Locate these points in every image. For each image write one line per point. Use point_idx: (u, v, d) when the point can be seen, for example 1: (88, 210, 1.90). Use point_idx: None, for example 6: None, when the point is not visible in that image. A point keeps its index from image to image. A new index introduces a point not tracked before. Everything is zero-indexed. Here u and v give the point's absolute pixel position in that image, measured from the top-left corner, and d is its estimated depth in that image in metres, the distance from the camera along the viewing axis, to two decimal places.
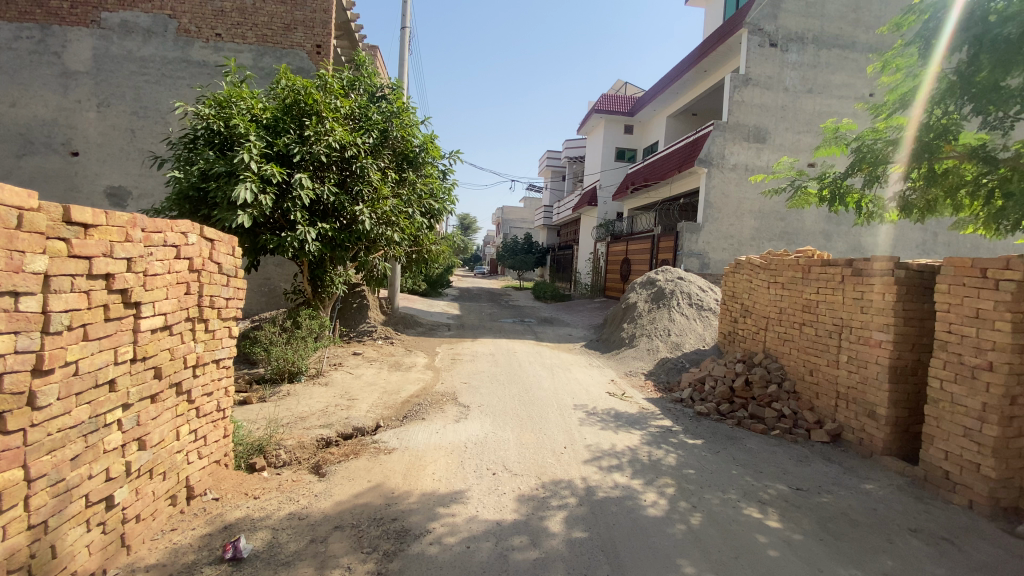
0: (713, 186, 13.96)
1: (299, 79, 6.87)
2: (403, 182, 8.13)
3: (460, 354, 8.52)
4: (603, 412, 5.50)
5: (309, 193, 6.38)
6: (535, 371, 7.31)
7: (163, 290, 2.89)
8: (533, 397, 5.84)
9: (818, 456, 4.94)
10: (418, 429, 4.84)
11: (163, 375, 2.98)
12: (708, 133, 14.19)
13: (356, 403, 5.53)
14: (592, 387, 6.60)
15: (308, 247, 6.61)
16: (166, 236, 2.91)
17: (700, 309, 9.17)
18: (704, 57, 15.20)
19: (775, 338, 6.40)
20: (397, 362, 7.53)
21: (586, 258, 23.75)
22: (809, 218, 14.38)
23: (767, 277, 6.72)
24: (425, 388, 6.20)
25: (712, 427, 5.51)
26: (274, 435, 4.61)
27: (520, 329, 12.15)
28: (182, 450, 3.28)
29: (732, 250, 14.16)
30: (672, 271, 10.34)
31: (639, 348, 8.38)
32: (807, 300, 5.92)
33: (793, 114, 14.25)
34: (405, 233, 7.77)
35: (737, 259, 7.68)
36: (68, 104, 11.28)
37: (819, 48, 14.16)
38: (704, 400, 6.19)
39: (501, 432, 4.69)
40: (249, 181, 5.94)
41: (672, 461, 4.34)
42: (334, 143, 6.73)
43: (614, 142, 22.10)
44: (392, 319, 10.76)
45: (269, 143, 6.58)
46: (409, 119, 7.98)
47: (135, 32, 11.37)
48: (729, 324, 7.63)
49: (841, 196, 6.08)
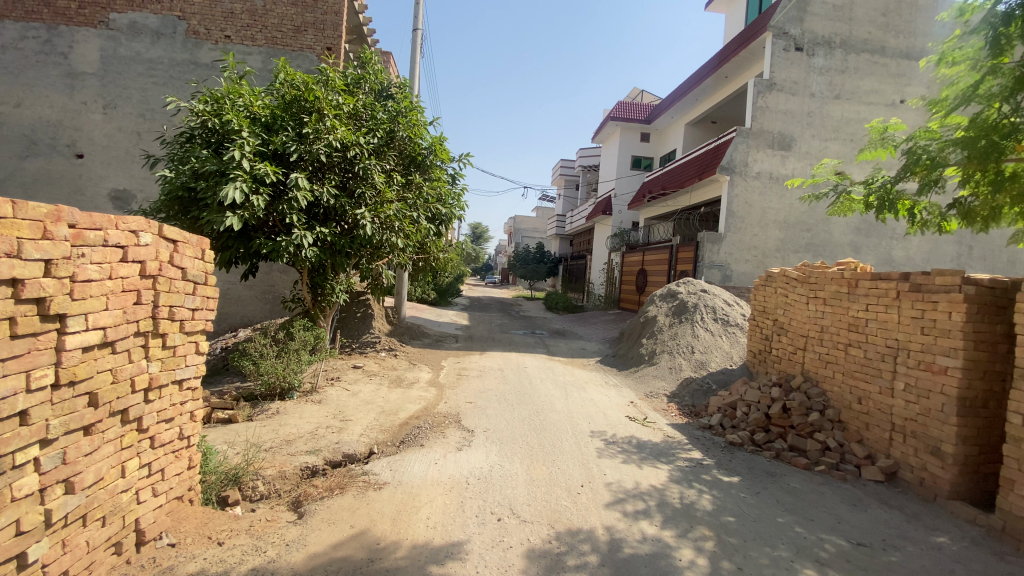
0: (736, 195, 13.35)
1: (299, 73, 6.44)
2: (409, 185, 7.64)
3: (467, 368, 7.95)
4: (624, 441, 4.89)
5: (305, 194, 5.90)
6: (546, 390, 6.73)
7: (98, 300, 2.39)
8: (545, 421, 5.27)
9: (873, 500, 4.28)
10: (415, 458, 4.28)
11: (101, 403, 2.47)
12: (730, 139, 13.60)
13: (349, 426, 4.98)
14: (610, 410, 5.99)
15: (304, 252, 6.13)
16: (106, 235, 2.43)
17: (726, 324, 8.51)
18: (725, 62, 14.64)
19: (816, 359, 5.75)
20: (399, 377, 6.98)
21: (600, 269, 23.12)
22: (837, 229, 13.66)
23: (805, 291, 6.08)
24: (427, 407, 5.64)
25: (746, 460, 4.88)
26: (253, 462, 4.08)
27: (531, 341, 11.55)
28: (129, 488, 2.76)
29: (756, 262, 13.48)
30: (695, 283, 9.70)
31: (660, 366, 7.77)
32: (854, 318, 5.27)
33: (820, 121, 13.60)
34: (410, 238, 7.27)
35: (769, 271, 7.07)
36: (74, 106, 11.07)
37: (847, 52, 13.52)
38: (737, 428, 5.55)
39: (508, 464, 4.12)
40: (240, 180, 5.49)
41: (707, 505, 3.72)
42: (334, 141, 6.26)
43: (629, 150, 21.58)
44: (397, 330, 10.23)
45: (265, 141, 6.14)
46: (417, 119, 7.54)
47: (143, 33, 11.17)
48: (762, 341, 6.98)
49: (891, 203, 5.44)
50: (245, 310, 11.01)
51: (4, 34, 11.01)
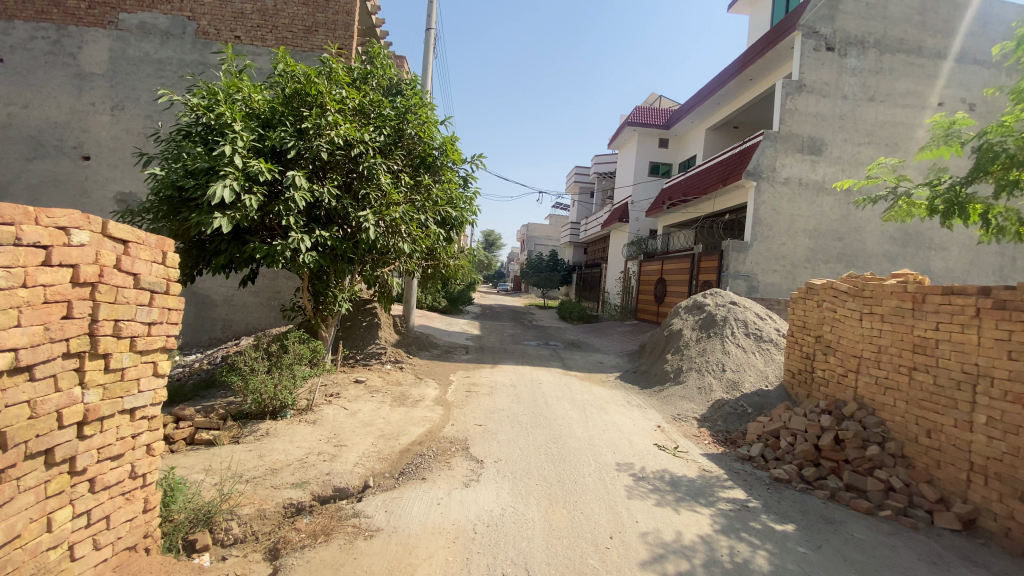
0: (763, 202, 12.67)
1: (301, 64, 5.96)
2: (418, 186, 7.14)
3: (477, 384, 7.37)
4: (655, 478, 4.28)
5: (303, 194, 5.42)
6: (564, 410, 6.13)
7: (5, 314, 1.89)
8: (564, 450, 4.67)
9: (956, 556, 3.62)
10: (415, 495, 3.71)
11: (13, 445, 1.96)
12: (757, 143, 12.93)
13: (343, 452, 4.42)
14: (636, 436, 5.37)
15: (301, 257, 5.63)
16: (19, 232, 1.95)
17: (759, 340, 7.82)
18: (751, 64, 14.01)
19: (869, 384, 5.09)
20: (403, 394, 6.39)
21: (615, 278, 22.48)
22: (871, 238, 12.88)
23: (858, 307, 5.40)
24: (432, 431, 5.06)
25: (797, 501, 4.22)
26: (229, 497, 3.55)
27: (545, 354, 10.93)
28: (59, 545, 2.23)
29: (784, 273, 12.76)
30: (723, 294, 9.03)
31: (688, 386, 7.11)
32: (921, 339, 4.59)
33: (853, 124, 12.86)
34: (418, 244, 6.75)
35: (812, 282, 6.43)
36: (81, 107, 10.83)
37: (882, 52, 12.79)
38: (781, 461, 4.91)
39: (522, 507, 3.54)
40: (230, 177, 5.00)
41: (764, 566, 3.11)
42: (337, 137, 5.77)
43: (647, 155, 20.99)
44: (405, 340, 9.71)
45: (261, 137, 5.66)
46: (427, 117, 7.05)
47: (153, 34, 10.92)
48: (803, 360, 6.33)
49: (960, 207, 4.81)
50: (251, 317, 10.71)
51: (13, 35, 10.83)
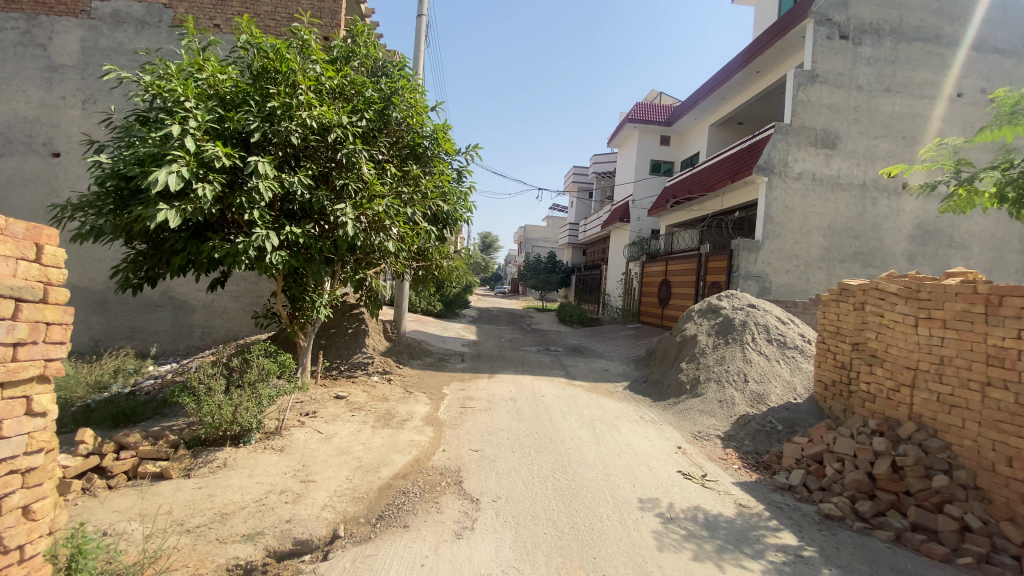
0: (775, 198, 11.99)
1: (269, 37, 5.17)
2: (406, 178, 6.40)
3: (472, 398, 6.63)
4: (688, 520, 3.55)
5: (269, 183, 4.67)
6: (571, 430, 5.36)
7: None
8: (574, 483, 3.94)
9: None
10: (394, 552, 2.96)
11: None
12: (767, 136, 12.26)
13: (310, 491, 3.68)
14: (656, 462, 4.65)
15: (269, 258, 4.89)
16: None
17: (782, 347, 7.09)
18: (758, 55, 13.34)
19: (927, 402, 4.39)
20: (388, 412, 5.64)
21: (616, 280, 21.73)
22: (887, 235, 12.22)
23: (912, 311, 4.69)
24: (419, 459, 4.32)
25: (860, 548, 3.52)
26: (157, 559, 2.82)
27: (546, 361, 10.18)
28: None
29: (797, 273, 12.08)
30: (740, 296, 8.30)
31: (708, 399, 6.38)
32: (997, 351, 3.89)
33: (868, 116, 12.19)
34: (405, 242, 6.03)
35: (847, 283, 5.77)
36: (51, 101, 10.07)
37: (897, 41, 12.16)
38: (828, 492, 4.23)
39: (528, 570, 2.81)
40: (180, 162, 4.24)
41: None
42: (309, 120, 5.02)
43: (649, 153, 20.36)
44: (394, 348, 8.94)
45: (221, 118, 4.89)
46: (417, 100, 6.31)
47: (127, 23, 10.18)
48: (838, 371, 5.66)
49: None
50: (231, 324, 9.98)
51: None
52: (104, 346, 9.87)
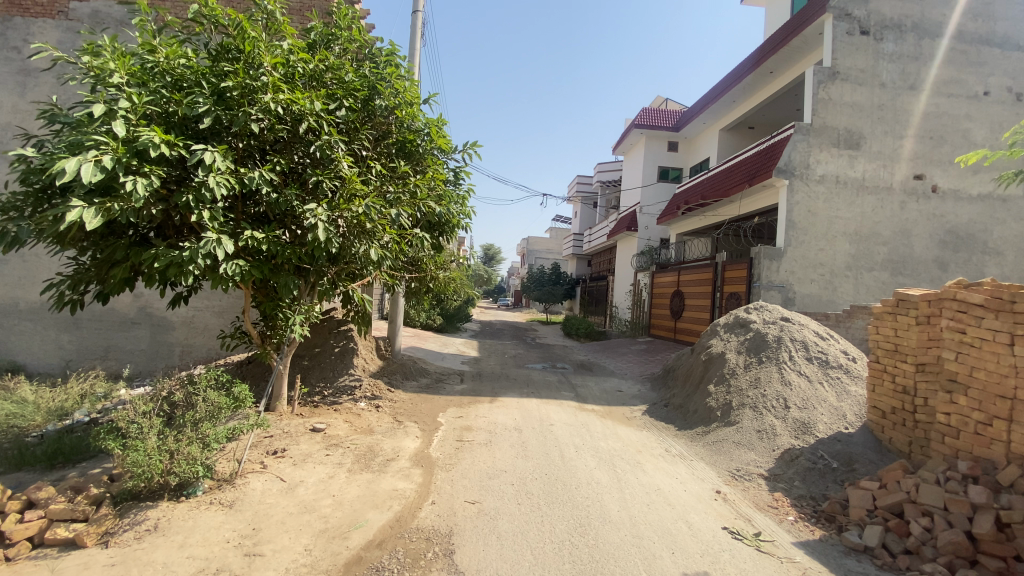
0: (797, 202, 11.18)
1: (230, 10, 4.44)
2: (393, 177, 5.59)
3: (471, 428, 5.77)
4: None
5: (221, 176, 3.89)
6: (587, 471, 4.48)
7: None
8: (597, 553, 3.08)
9: None
10: None
11: None
12: (786, 137, 11.50)
13: (254, 569, 2.83)
14: (694, 515, 3.78)
15: (223, 268, 4.10)
16: None
17: (824, 367, 6.22)
18: (772, 54, 12.64)
19: None
20: (371, 450, 4.78)
21: (625, 292, 20.81)
22: (918, 241, 11.37)
23: (1005, 326, 3.83)
24: (402, 515, 3.49)
25: None
26: None
27: (554, 381, 9.26)
28: None
29: (823, 282, 11.22)
30: (771, 309, 7.46)
31: (744, 429, 5.51)
32: None
33: (894, 115, 11.40)
34: (392, 250, 5.19)
35: (906, 292, 4.92)
36: (24, 106, 9.39)
37: (921, 37, 11.44)
38: (918, 558, 3.34)
39: None
40: (105, 149, 3.49)
41: None
42: (274, 105, 4.25)
43: (656, 160, 19.63)
44: (387, 368, 8.09)
45: (167, 103, 4.13)
46: (407, 89, 5.52)
47: (105, 24, 9.53)
48: (899, 398, 4.79)
49: None
50: (212, 342, 9.16)
51: None
52: (76, 367, 9.06)
